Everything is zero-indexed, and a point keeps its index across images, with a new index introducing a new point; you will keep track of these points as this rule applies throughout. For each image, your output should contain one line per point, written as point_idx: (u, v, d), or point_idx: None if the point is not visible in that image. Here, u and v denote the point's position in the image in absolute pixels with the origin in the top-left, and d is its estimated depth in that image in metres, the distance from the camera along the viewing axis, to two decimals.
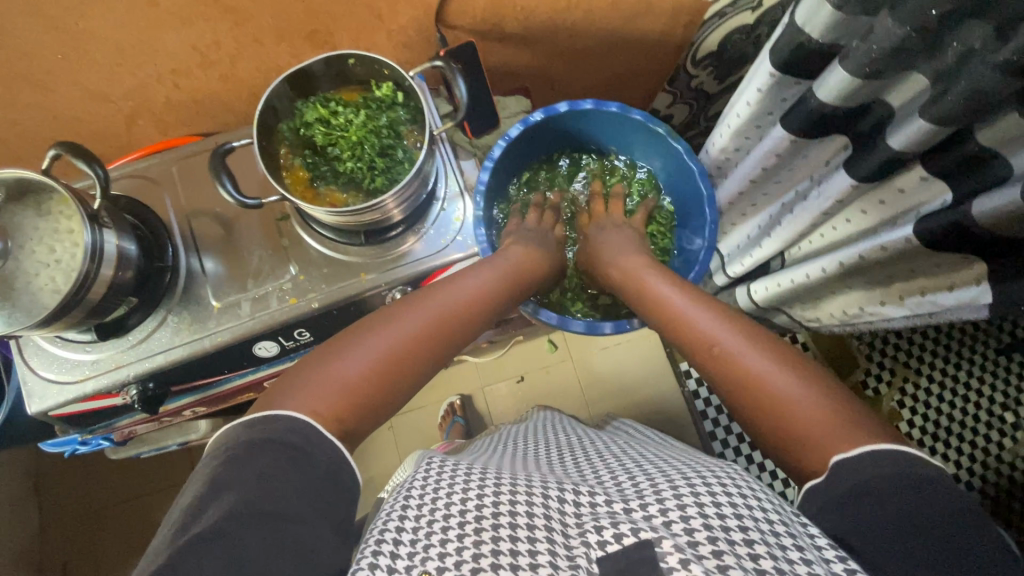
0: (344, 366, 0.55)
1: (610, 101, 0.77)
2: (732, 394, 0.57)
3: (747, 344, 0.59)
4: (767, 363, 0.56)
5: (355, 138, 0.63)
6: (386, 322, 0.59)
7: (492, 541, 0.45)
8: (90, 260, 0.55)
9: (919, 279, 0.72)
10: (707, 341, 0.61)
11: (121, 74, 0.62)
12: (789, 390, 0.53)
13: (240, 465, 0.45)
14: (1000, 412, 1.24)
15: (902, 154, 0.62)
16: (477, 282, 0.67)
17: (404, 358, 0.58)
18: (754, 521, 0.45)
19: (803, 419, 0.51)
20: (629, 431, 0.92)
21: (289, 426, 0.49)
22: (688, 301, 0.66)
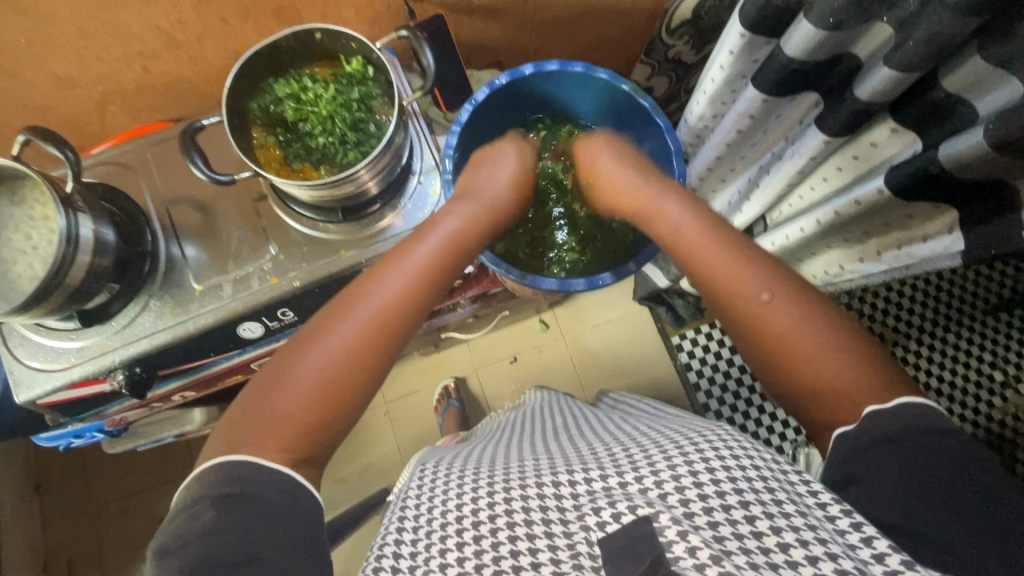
0: (293, 382, 0.52)
1: (575, 62, 0.77)
2: (758, 348, 0.55)
3: (785, 297, 0.54)
4: (803, 320, 0.53)
5: (325, 112, 0.64)
6: (351, 297, 0.56)
7: (493, 547, 0.46)
8: (66, 245, 0.56)
9: (894, 232, 0.73)
10: (740, 291, 0.56)
11: (87, 59, 0.62)
12: (824, 351, 0.51)
13: (199, 520, 0.46)
14: (989, 371, 1.25)
15: (870, 106, 0.62)
16: (436, 241, 0.63)
17: (383, 329, 0.55)
18: (748, 482, 0.46)
19: (833, 382, 0.51)
20: (625, 403, 0.94)
21: (232, 474, 0.47)
22: (711, 239, 0.61)
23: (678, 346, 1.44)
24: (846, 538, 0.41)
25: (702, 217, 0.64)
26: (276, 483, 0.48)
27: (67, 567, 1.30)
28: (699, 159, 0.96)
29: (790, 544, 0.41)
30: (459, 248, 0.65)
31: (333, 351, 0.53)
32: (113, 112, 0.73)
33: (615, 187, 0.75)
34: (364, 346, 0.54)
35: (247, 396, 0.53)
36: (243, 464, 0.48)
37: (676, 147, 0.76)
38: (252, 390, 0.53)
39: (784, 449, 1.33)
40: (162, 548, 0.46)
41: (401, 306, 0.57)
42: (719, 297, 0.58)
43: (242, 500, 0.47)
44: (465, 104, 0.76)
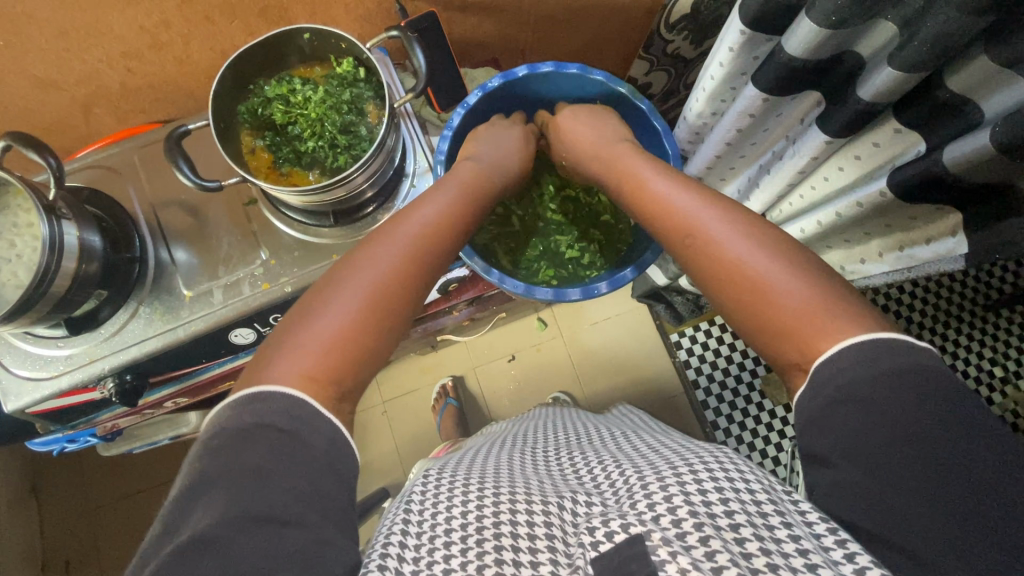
0: (322, 323, 0.50)
1: (570, 63, 0.75)
2: (719, 291, 0.54)
3: (736, 231, 0.54)
4: (755, 253, 0.52)
5: (314, 115, 0.61)
6: (368, 247, 0.56)
7: (496, 550, 0.45)
8: (49, 253, 0.55)
9: (896, 234, 0.71)
10: (695, 232, 0.56)
11: (69, 60, 0.61)
12: (782, 281, 0.50)
13: (236, 452, 0.43)
14: (988, 367, 1.25)
15: (874, 105, 0.60)
16: (447, 197, 0.63)
17: (399, 270, 0.54)
18: (740, 502, 0.45)
19: (793, 313, 0.48)
20: (631, 418, 0.92)
21: (281, 406, 0.45)
22: (679, 187, 0.61)
23: (677, 343, 1.43)
24: (835, 565, 0.40)
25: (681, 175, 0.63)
26: (327, 433, 0.45)
27: (65, 569, 1.29)
28: (698, 157, 0.94)
29: (779, 566, 0.40)
30: (467, 202, 0.65)
31: (356, 296, 0.52)
32: (98, 115, 0.71)
33: (598, 147, 0.73)
34: (379, 286, 0.53)
35: (262, 352, 0.50)
36: (289, 399, 0.46)
37: (675, 152, 0.74)
38: (269, 342, 0.50)
39: (783, 447, 1.32)
40: (198, 475, 0.42)
41: (416, 252, 0.56)
42: (680, 246, 0.58)
43: (292, 439, 0.44)
44: (458, 107, 0.74)
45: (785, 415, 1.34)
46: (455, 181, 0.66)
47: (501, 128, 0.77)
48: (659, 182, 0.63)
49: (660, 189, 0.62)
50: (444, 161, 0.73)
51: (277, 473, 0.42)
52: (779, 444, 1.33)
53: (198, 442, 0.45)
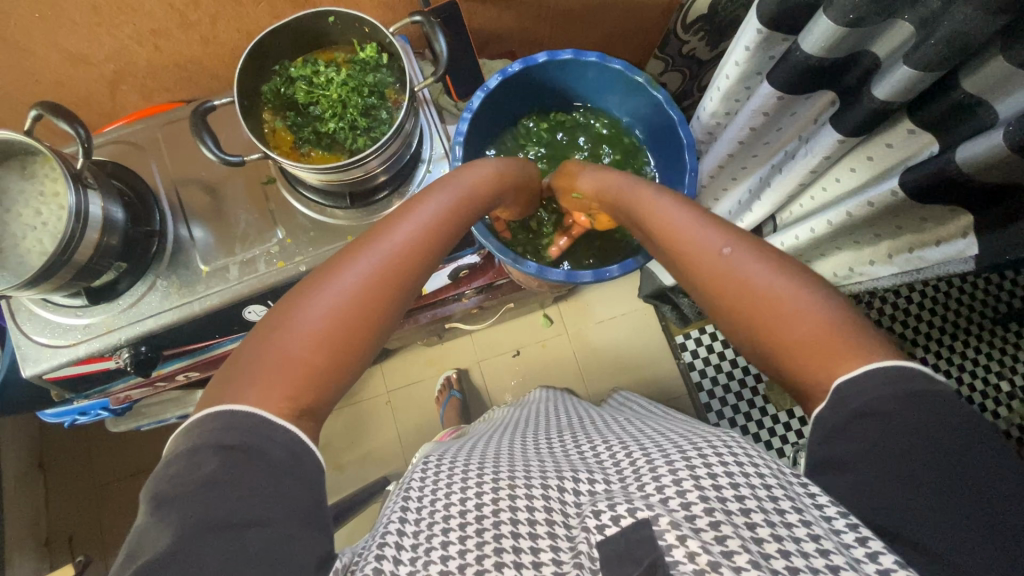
0: (290, 337, 0.49)
1: (589, 52, 0.76)
2: (739, 324, 0.54)
3: (751, 258, 0.54)
4: (771, 279, 0.52)
5: (335, 97, 0.62)
6: (351, 253, 0.55)
7: (495, 539, 0.46)
8: (75, 221, 0.56)
9: (906, 236, 0.72)
10: (711, 264, 0.56)
11: (100, 36, 0.62)
12: (794, 310, 0.50)
13: (184, 473, 0.42)
14: (996, 380, 1.27)
15: (888, 105, 0.61)
16: (435, 205, 0.60)
17: (376, 281, 0.53)
18: (751, 489, 0.46)
19: (808, 338, 0.49)
20: (632, 405, 0.93)
21: (228, 424, 0.45)
22: (684, 217, 0.60)
23: (682, 345, 1.44)
24: (849, 550, 0.40)
25: (689, 203, 0.63)
26: (283, 441, 0.45)
27: (69, 544, 1.32)
28: (710, 156, 0.95)
29: (791, 553, 0.41)
30: (458, 210, 0.62)
31: (330, 302, 0.51)
32: (124, 91, 0.73)
33: (613, 180, 0.71)
34: (354, 295, 0.52)
35: (244, 346, 0.51)
36: (240, 414, 0.45)
37: (689, 141, 0.75)
38: (246, 343, 0.51)
39: (784, 452, 1.33)
40: (153, 502, 0.42)
41: (395, 260, 0.55)
42: (693, 282, 0.58)
43: (245, 452, 0.44)
44: (477, 92, 0.76)
45: (788, 421, 1.34)
46: (455, 188, 0.63)
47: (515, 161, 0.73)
48: (669, 206, 0.62)
49: (665, 216, 0.61)
50: (463, 141, 0.74)
51: (229, 486, 0.42)
52: (781, 450, 1.33)
53: (152, 477, 0.44)
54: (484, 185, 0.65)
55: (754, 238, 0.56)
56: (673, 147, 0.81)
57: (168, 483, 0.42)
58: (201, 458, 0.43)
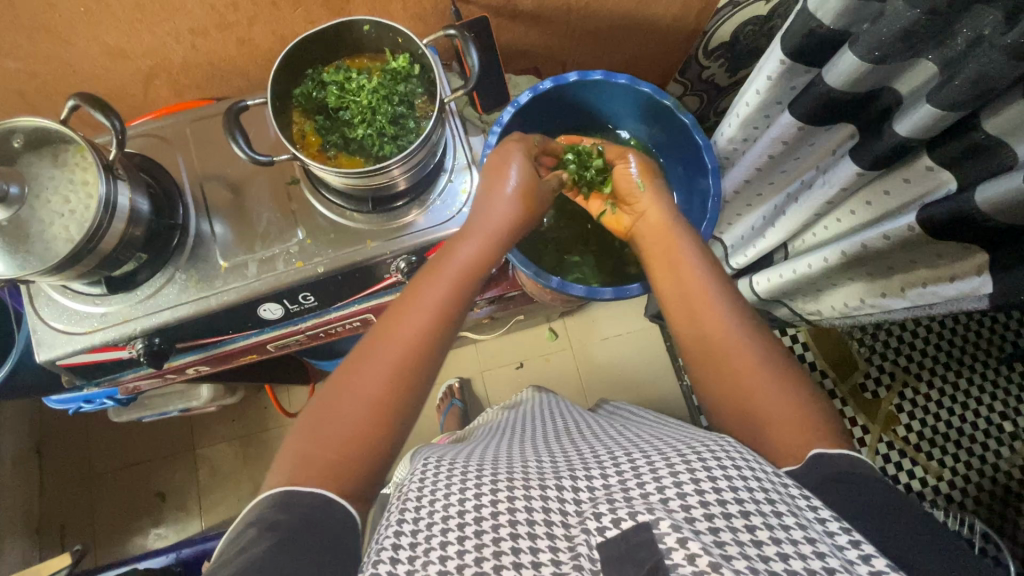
0: (337, 427, 0.53)
1: (619, 74, 0.77)
2: (726, 396, 0.60)
3: (755, 340, 0.61)
4: (764, 359, 0.60)
5: (366, 103, 0.63)
6: (406, 297, 0.60)
7: (493, 542, 0.46)
8: (103, 211, 0.57)
9: (920, 270, 0.73)
10: (716, 339, 0.62)
11: (140, 32, 0.64)
12: (778, 392, 0.57)
13: (236, 543, 0.47)
14: (999, 421, 1.31)
15: (909, 140, 0.62)
16: (482, 240, 0.65)
17: (436, 325, 0.58)
18: (751, 494, 0.45)
19: (788, 417, 0.55)
20: (626, 412, 0.93)
21: (270, 502, 0.49)
22: (705, 276, 0.67)
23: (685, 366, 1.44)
24: (844, 553, 0.41)
25: (711, 260, 0.69)
26: (313, 501, 0.49)
27: (60, 531, 1.32)
28: (727, 180, 0.97)
29: (790, 556, 0.40)
30: (504, 249, 0.67)
31: (362, 395, 0.54)
32: (157, 87, 0.74)
33: (652, 219, 0.75)
34: (417, 339, 0.57)
35: (311, 407, 0.55)
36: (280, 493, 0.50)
37: (713, 165, 0.77)
38: (310, 411, 0.55)
39: None
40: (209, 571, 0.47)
41: (446, 305, 0.59)
42: (700, 349, 0.63)
43: (286, 520, 0.47)
44: (508, 106, 0.77)
45: None
46: (455, 259, 0.63)
47: (518, 150, 0.70)
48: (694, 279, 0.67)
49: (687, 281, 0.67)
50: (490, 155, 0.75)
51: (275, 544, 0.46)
52: None
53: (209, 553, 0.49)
54: (485, 248, 0.64)
55: (752, 313, 0.64)
56: (698, 171, 0.82)
57: (225, 554, 0.46)
58: (251, 526, 0.47)
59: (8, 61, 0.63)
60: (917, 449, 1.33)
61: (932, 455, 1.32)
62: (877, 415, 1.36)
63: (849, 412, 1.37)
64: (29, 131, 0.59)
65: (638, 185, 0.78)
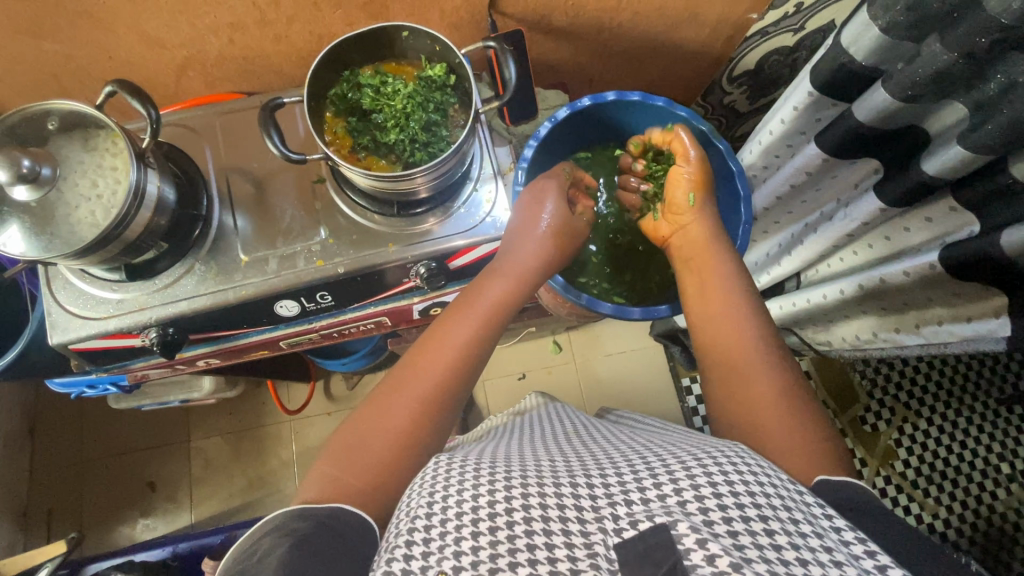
0: (361, 459, 0.56)
1: (656, 96, 0.79)
2: (737, 419, 0.61)
3: (772, 368, 0.62)
4: (782, 389, 0.61)
5: (400, 108, 0.63)
6: (438, 333, 0.64)
7: (509, 539, 0.44)
8: (132, 198, 0.57)
9: (936, 308, 0.73)
10: (737, 359, 0.64)
11: (180, 23, 0.64)
12: (785, 425, 0.58)
13: (250, 556, 0.47)
14: (996, 461, 1.32)
15: (936, 180, 0.62)
16: (508, 283, 0.69)
17: (464, 362, 0.63)
18: (768, 500, 0.45)
19: (797, 450, 0.56)
20: (629, 421, 0.93)
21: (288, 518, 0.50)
22: (743, 302, 0.68)
23: (687, 388, 1.43)
24: (859, 562, 0.41)
25: (748, 283, 0.71)
26: (327, 513, 0.51)
27: (47, 517, 1.30)
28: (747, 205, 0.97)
29: (808, 561, 0.40)
30: (529, 288, 0.71)
31: (382, 433, 0.58)
32: (189, 78, 0.74)
33: (693, 235, 0.77)
34: (437, 380, 0.61)
35: (354, 419, 0.60)
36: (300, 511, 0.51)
37: (746, 194, 0.77)
38: (337, 442, 0.59)
39: None
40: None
41: (464, 354, 0.63)
42: (722, 367, 0.65)
43: (301, 534, 0.48)
44: (545, 121, 0.78)
45: None
46: (476, 306, 0.67)
47: (551, 188, 0.73)
48: (731, 311, 0.68)
49: (726, 312, 0.68)
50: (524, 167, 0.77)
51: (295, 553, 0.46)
52: None
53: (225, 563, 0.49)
54: (502, 295, 0.68)
55: (777, 338, 0.66)
56: (730, 198, 0.82)
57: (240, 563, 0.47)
58: (265, 537, 0.48)
59: (47, 43, 0.64)
60: (914, 485, 1.33)
61: (929, 492, 1.32)
62: (876, 449, 1.36)
63: (848, 444, 1.37)
64: (63, 115, 0.59)
65: (689, 198, 0.77)
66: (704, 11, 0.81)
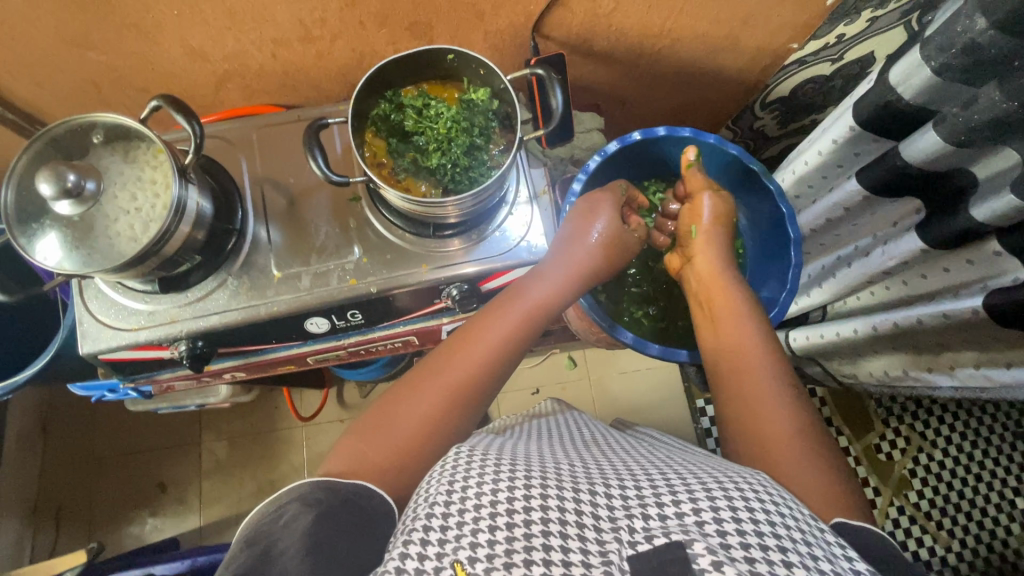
0: (391, 436, 0.56)
1: (708, 133, 0.79)
2: (752, 447, 0.60)
3: (792, 404, 0.61)
4: (805, 429, 0.59)
5: (443, 132, 0.63)
6: (477, 325, 0.63)
7: (525, 536, 0.43)
8: (173, 215, 0.57)
9: (973, 351, 0.72)
10: (753, 384, 0.63)
11: (225, 37, 0.64)
12: (803, 466, 0.56)
13: (276, 520, 0.50)
14: (1009, 496, 1.31)
15: (984, 226, 0.61)
16: (555, 286, 0.67)
17: (495, 364, 0.61)
18: (788, 532, 0.43)
19: (809, 482, 0.54)
20: (647, 436, 0.92)
21: (313, 489, 0.52)
22: (759, 339, 0.67)
23: (701, 409, 1.42)
24: None
25: (764, 319, 0.70)
26: (349, 491, 0.52)
27: (56, 512, 1.30)
28: None
29: None
30: (573, 292, 0.69)
31: (416, 413, 0.57)
32: (228, 90, 0.74)
33: (700, 268, 0.76)
34: (475, 374, 0.60)
35: (382, 402, 0.60)
36: (327, 485, 0.52)
37: (796, 237, 0.76)
38: (371, 414, 0.59)
39: None
40: (248, 537, 0.50)
41: (504, 350, 0.62)
42: (737, 395, 0.64)
43: (324, 509, 0.50)
44: (596, 154, 0.79)
45: None
46: (520, 302, 0.65)
47: (606, 201, 0.74)
48: (755, 335, 0.67)
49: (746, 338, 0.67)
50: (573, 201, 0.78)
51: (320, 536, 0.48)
52: None
53: (248, 522, 0.52)
54: (545, 296, 0.66)
55: (795, 378, 0.64)
56: (773, 229, 0.82)
57: (264, 527, 0.50)
58: (290, 503, 0.51)
59: (91, 53, 0.64)
60: (926, 516, 1.31)
61: (942, 525, 1.30)
62: (889, 478, 1.35)
63: (862, 472, 1.35)
64: (109, 127, 0.59)
65: (691, 229, 0.78)
66: (746, 39, 0.80)
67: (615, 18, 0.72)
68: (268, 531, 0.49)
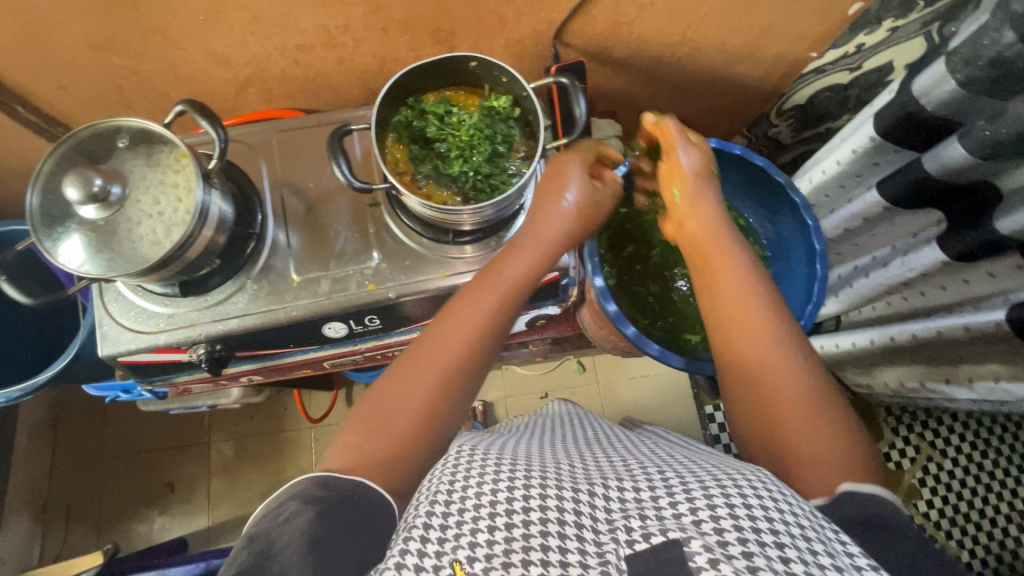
0: (386, 427, 0.56)
1: (735, 144, 0.79)
2: (759, 418, 0.59)
3: (797, 363, 0.59)
4: (812, 389, 0.58)
5: (466, 139, 0.63)
6: (454, 307, 0.62)
7: (523, 536, 0.42)
8: (197, 220, 0.57)
9: (994, 364, 0.72)
10: (756, 355, 0.61)
11: (249, 43, 0.64)
12: (810, 429, 0.55)
13: (276, 516, 0.49)
14: None
15: (1008, 239, 0.61)
16: (532, 257, 0.64)
17: (476, 342, 0.60)
18: (788, 527, 0.41)
19: (816, 451, 0.54)
20: (654, 433, 0.92)
21: (314, 485, 0.51)
22: (757, 305, 0.63)
23: (710, 416, 1.41)
24: None
25: (767, 281, 0.66)
26: (349, 486, 0.52)
27: (65, 511, 1.31)
28: None
29: None
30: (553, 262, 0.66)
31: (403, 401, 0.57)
32: (249, 94, 0.74)
33: (693, 232, 0.69)
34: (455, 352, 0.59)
35: (376, 387, 0.59)
36: (327, 481, 0.52)
37: (821, 249, 0.76)
38: (362, 407, 0.59)
39: None
40: (249, 535, 0.49)
41: (485, 329, 0.61)
42: (740, 371, 0.61)
43: (325, 505, 0.50)
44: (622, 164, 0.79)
45: None
46: (499, 280, 0.63)
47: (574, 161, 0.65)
48: (755, 300, 0.63)
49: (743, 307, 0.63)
50: None
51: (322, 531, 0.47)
52: None
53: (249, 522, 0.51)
54: (522, 270, 0.63)
55: (804, 341, 0.62)
56: (796, 239, 0.82)
57: (265, 524, 0.49)
58: (291, 500, 0.50)
59: (115, 57, 0.64)
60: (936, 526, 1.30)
61: (952, 534, 1.30)
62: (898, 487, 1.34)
63: None
64: (133, 131, 0.59)
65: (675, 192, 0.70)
66: (765, 48, 0.80)
67: (636, 26, 0.72)
68: (268, 527, 0.48)
